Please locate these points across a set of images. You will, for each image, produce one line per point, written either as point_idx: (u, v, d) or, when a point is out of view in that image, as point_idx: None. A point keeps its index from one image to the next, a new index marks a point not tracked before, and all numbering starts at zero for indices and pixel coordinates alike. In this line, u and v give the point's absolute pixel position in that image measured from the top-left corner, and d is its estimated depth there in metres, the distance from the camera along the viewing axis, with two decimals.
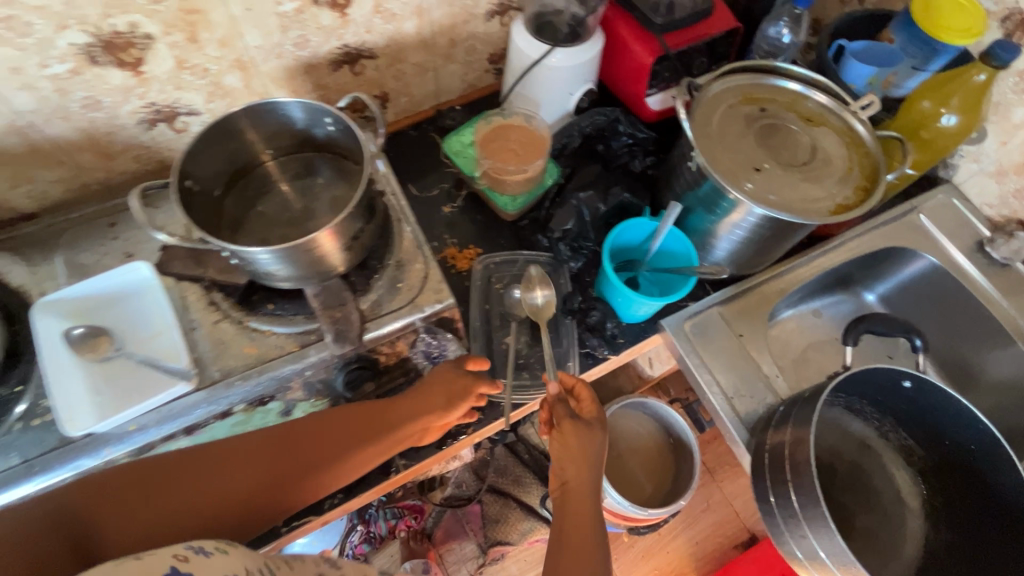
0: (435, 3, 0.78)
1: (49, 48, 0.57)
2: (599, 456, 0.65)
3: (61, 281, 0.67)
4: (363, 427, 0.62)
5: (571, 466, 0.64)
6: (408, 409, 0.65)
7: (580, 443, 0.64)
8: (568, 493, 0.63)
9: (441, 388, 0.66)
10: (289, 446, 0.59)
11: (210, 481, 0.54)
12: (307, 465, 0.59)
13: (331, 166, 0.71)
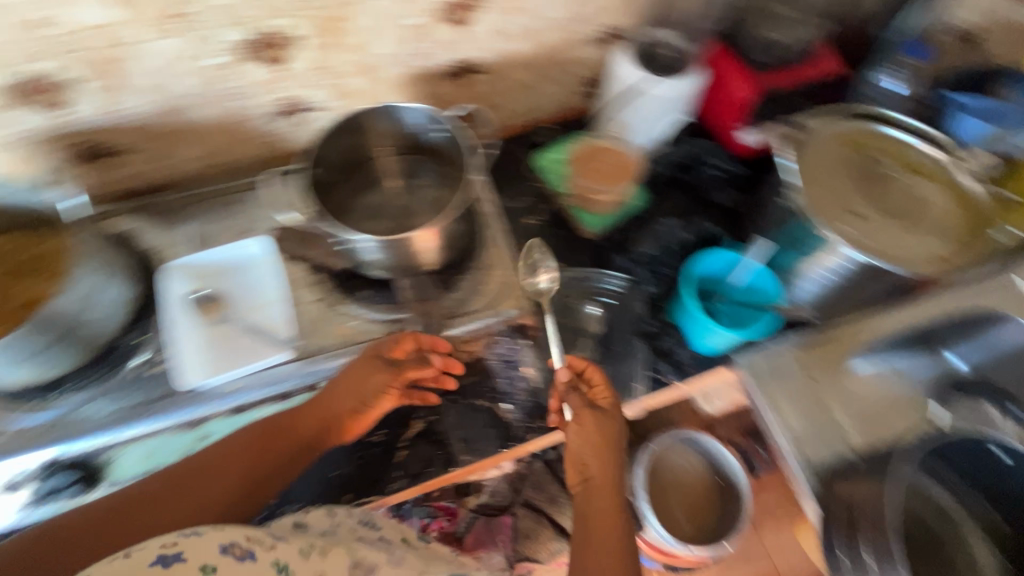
0: (546, 27, 0.82)
1: (214, 43, 0.64)
2: (618, 447, 0.67)
3: (186, 247, 0.74)
4: (306, 418, 0.65)
5: (595, 460, 0.65)
6: (334, 395, 0.66)
7: (600, 435, 0.66)
8: (591, 486, 0.64)
9: (363, 374, 0.66)
10: (252, 448, 0.63)
11: (191, 480, 0.58)
12: (271, 459, 0.63)
13: (435, 170, 0.76)
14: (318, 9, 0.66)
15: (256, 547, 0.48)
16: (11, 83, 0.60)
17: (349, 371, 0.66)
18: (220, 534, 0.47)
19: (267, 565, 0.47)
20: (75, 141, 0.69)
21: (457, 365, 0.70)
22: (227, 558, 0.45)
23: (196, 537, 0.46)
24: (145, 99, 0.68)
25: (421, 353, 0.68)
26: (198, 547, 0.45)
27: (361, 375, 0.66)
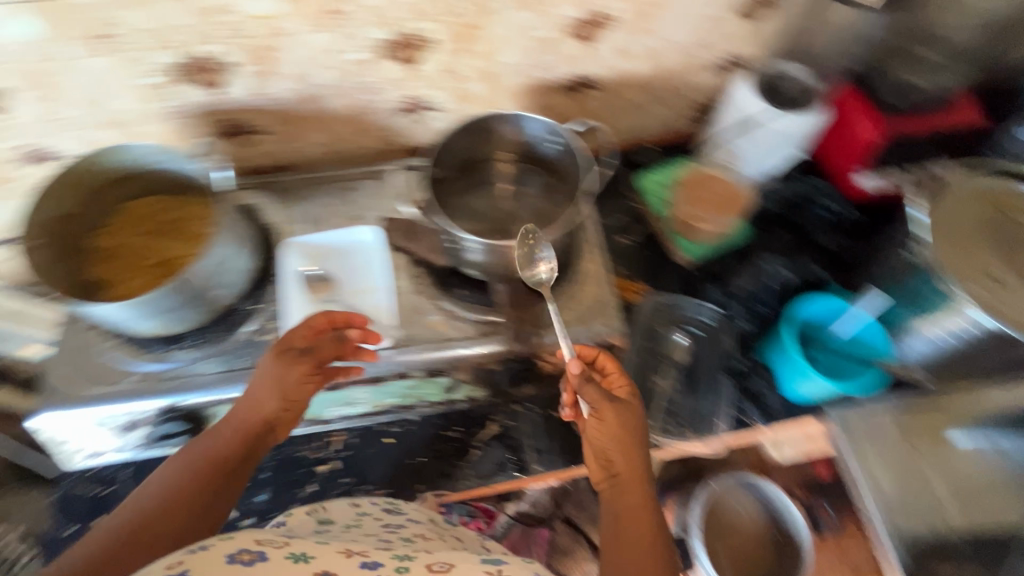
0: (669, 50, 0.82)
1: (361, 39, 0.68)
2: (642, 433, 0.60)
3: (302, 226, 0.79)
4: (245, 420, 0.59)
5: (621, 457, 0.58)
6: (263, 393, 0.60)
7: (624, 424, 0.58)
8: (619, 484, 0.57)
9: (284, 366, 0.60)
10: (200, 470, 0.56)
11: (150, 519, 0.51)
12: (223, 472, 0.56)
13: (542, 180, 0.78)
14: (459, 15, 0.69)
15: (266, 547, 0.45)
16: (181, 61, 0.66)
17: (270, 368, 0.60)
18: (227, 544, 0.43)
19: (281, 560, 0.43)
20: (220, 118, 0.75)
21: (376, 336, 0.66)
22: (235, 566, 0.41)
23: (203, 551, 0.42)
24: (287, 86, 0.73)
25: (335, 330, 0.64)
26: (201, 561, 0.41)
27: (283, 370, 0.60)
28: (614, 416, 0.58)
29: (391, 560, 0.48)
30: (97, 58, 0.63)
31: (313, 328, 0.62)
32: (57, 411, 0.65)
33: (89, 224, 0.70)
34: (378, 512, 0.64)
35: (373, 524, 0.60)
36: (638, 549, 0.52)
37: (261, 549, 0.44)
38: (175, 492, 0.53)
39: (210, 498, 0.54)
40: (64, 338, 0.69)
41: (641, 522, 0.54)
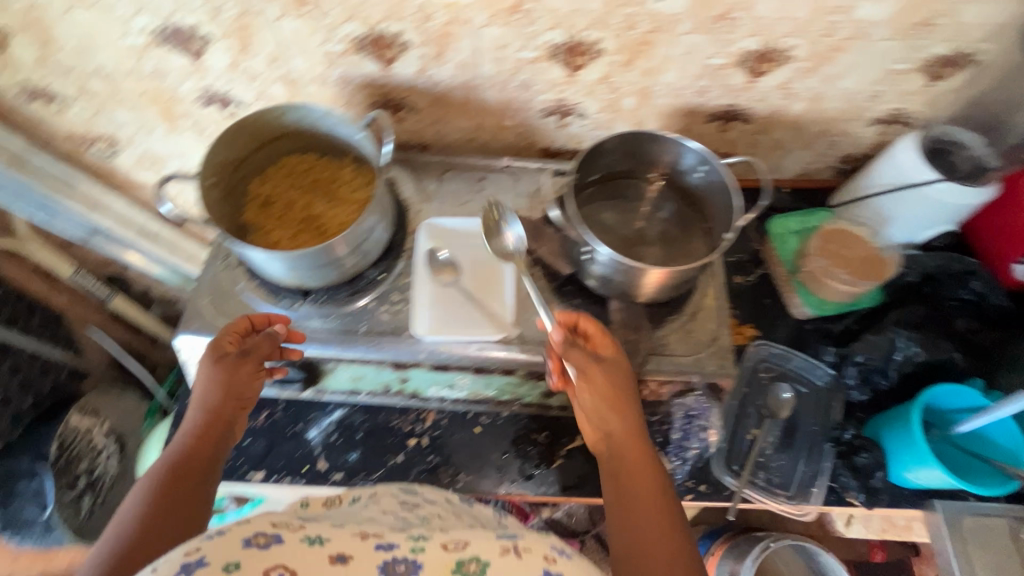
0: (835, 96, 0.78)
1: (533, 39, 0.69)
2: (630, 387, 0.65)
3: (432, 207, 0.81)
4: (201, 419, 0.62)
5: (616, 419, 0.63)
6: (213, 393, 0.63)
7: (612, 381, 0.63)
8: (619, 447, 0.63)
9: (227, 366, 0.64)
10: (165, 472, 0.58)
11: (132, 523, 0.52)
12: (188, 469, 0.59)
13: (675, 205, 0.77)
14: (636, 31, 0.68)
15: (282, 530, 0.47)
16: (362, 34, 0.69)
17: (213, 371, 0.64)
18: (244, 527, 0.45)
19: (296, 542, 0.46)
20: (378, 92, 0.78)
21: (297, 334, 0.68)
22: (249, 551, 0.42)
23: (219, 536, 0.44)
24: (450, 73, 0.75)
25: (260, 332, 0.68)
26: (216, 549, 0.42)
27: (227, 371, 0.64)
28: (599, 376, 0.63)
29: (406, 541, 0.48)
30: (291, 21, 0.67)
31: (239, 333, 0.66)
32: (190, 339, 0.70)
33: (250, 171, 0.75)
34: (394, 490, 0.66)
35: (392, 501, 0.63)
36: (640, 504, 0.58)
37: (276, 533, 0.46)
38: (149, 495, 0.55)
39: (185, 491, 0.57)
40: (207, 275, 0.74)
41: (643, 479, 0.60)
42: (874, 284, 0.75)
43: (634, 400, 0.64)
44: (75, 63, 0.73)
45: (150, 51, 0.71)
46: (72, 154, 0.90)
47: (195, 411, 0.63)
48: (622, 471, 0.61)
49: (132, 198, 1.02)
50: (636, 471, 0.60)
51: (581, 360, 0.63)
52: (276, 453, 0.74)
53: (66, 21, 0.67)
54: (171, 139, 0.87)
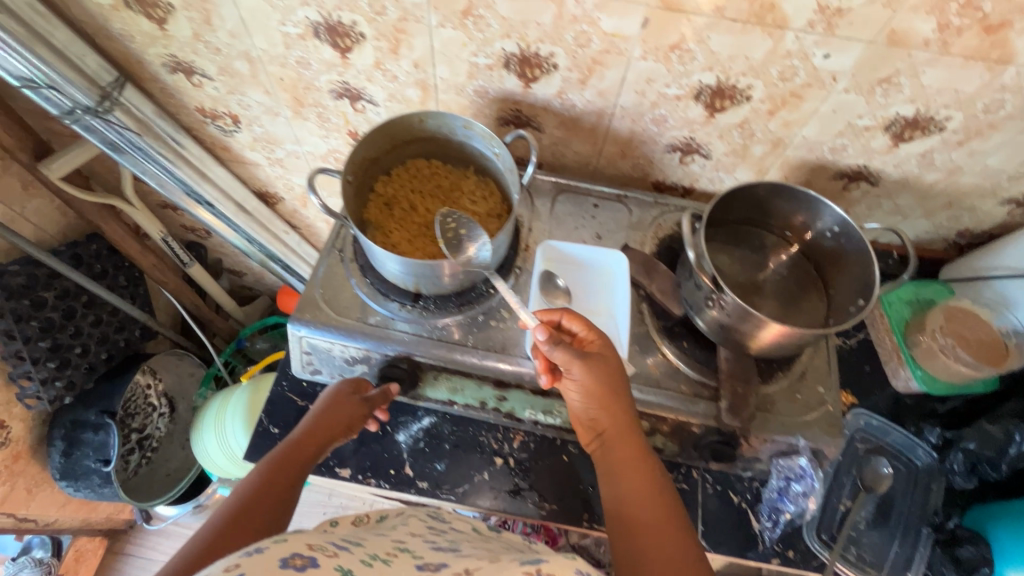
0: (975, 171, 0.76)
1: (683, 77, 0.69)
2: (621, 380, 0.61)
3: (543, 228, 0.81)
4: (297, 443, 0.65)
5: (611, 421, 0.60)
6: (316, 423, 0.67)
7: (598, 375, 0.60)
8: (621, 459, 0.59)
9: (340, 403, 0.69)
10: (261, 475, 0.60)
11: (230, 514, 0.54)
12: (281, 479, 0.61)
13: (794, 260, 0.75)
14: (790, 83, 0.67)
15: (318, 554, 0.43)
16: (513, 52, 0.69)
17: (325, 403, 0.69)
18: (281, 548, 0.41)
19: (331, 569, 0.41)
20: (510, 108, 0.78)
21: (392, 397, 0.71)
22: (288, 571, 0.39)
23: (257, 556, 0.40)
24: (587, 99, 0.75)
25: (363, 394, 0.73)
26: (255, 565, 0.39)
27: (335, 409, 0.68)
28: (582, 375, 0.60)
29: None
30: (448, 30, 0.68)
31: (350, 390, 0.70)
32: (300, 330, 0.70)
33: (377, 169, 0.76)
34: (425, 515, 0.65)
35: (420, 525, 0.62)
36: (652, 525, 0.53)
37: (313, 556, 0.42)
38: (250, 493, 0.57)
39: (275, 498, 0.58)
40: (321, 269, 0.75)
41: (647, 495, 0.56)
42: (994, 372, 0.73)
43: (624, 391, 0.61)
44: (227, 44, 0.75)
45: (302, 41, 0.73)
46: (194, 126, 0.92)
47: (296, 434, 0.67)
48: (619, 481, 0.58)
49: (236, 175, 1.04)
50: (636, 485, 0.57)
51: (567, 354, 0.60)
52: (365, 452, 0.74)
53: (233, 3, 0.69)
54: (292, 125, 0.89)
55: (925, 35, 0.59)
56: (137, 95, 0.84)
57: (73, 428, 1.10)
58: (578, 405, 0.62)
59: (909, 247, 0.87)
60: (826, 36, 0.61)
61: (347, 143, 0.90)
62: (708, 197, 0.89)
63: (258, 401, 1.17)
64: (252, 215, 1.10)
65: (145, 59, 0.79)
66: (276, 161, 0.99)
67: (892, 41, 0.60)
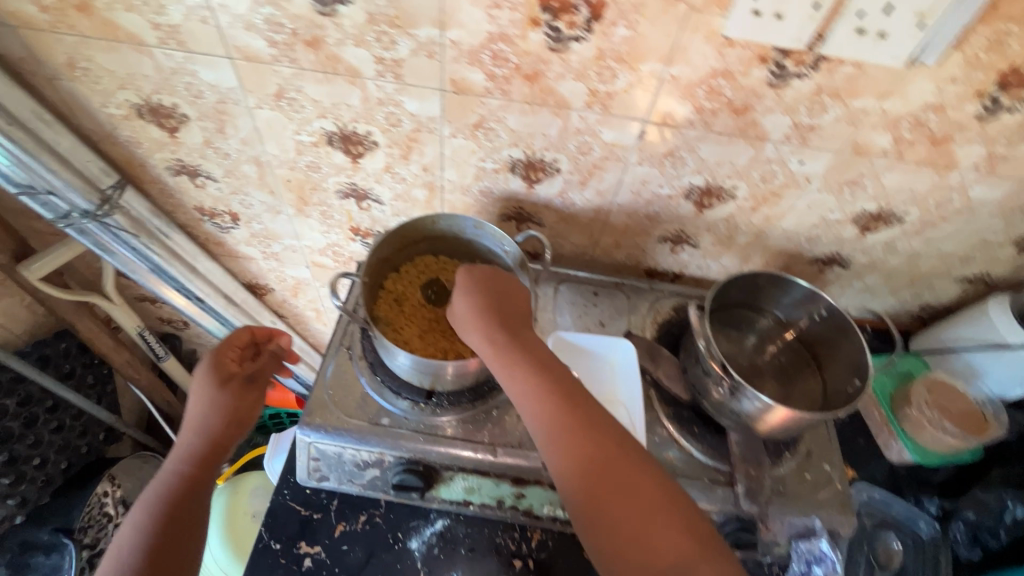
0: (932, 256, 0.85)
1: (676, 180, 0.75)
2: (503, 300, 0.67)
3: (550, 317, 0.84)
4: (199, 436, 0.66)
5: (501, 346, 0.63)
6: (214, 416, 0.67)
7: (477, 307, 0.66)
8: (526, 379, 0.61)
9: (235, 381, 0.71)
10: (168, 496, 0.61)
11: (154, 534, 0.57)
12: (191, 479, 0.63)
13: (787, 341, 0.80)
14: (770, 184, 0.75)
15: None
16: (519, 158, 0.74)
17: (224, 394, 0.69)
18: None
19: None
20: (513, 205, 0.83)
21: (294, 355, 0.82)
22: None
23: None
24: (586, 198, 0.80)
25: (259, 346, 0.77)
26: None
27: (229, 392, 0.69)
28: (465, 304, 0.66)
29: None
30: (460, 139, 0.72)
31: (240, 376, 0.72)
32: (309, 435, 0.68)
33: (387, 265, 0.78)
34: None
35: None
36: (596, 451, 0.56)
37: None
38: (162, 504, 0.60)
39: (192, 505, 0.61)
40: (329, 368, 0.74)
41: (573, 415, 0.58)
42: (978, 442, 0.77)
43: (500, 302, 0.67)
44: (237, 150, 0.77)
45: (315, 148, 0.76)
46: (190, 224, 0.92)
47: (191, 427, 0.66)
48: (540, 409, 0.59)
49: (227, 268, 1.03)
50: (557, 410, 0.58)
51: (460, 294, 0.67)
52: (376, 563, 0.70)
53: (250, 115, 0.72)
54: (293, 222, 0.90)
55: (883, 146, 0.68)
56: (137, 196, 0.84)
57: (23, 551, 1.00)
58: (473, 342, 0.65)
59: (886, 320, 0.95)
60: (801, 147, 0.69)
61: (348, 238, 0.92)
62: (696, 282, 0.94)
63: (240, 502, 1.09)
64: (240, 307, 1.08)
65: (149, 163, 0.80)
66: (271, 255, 0.98)
67: (857, 151, 0.69)
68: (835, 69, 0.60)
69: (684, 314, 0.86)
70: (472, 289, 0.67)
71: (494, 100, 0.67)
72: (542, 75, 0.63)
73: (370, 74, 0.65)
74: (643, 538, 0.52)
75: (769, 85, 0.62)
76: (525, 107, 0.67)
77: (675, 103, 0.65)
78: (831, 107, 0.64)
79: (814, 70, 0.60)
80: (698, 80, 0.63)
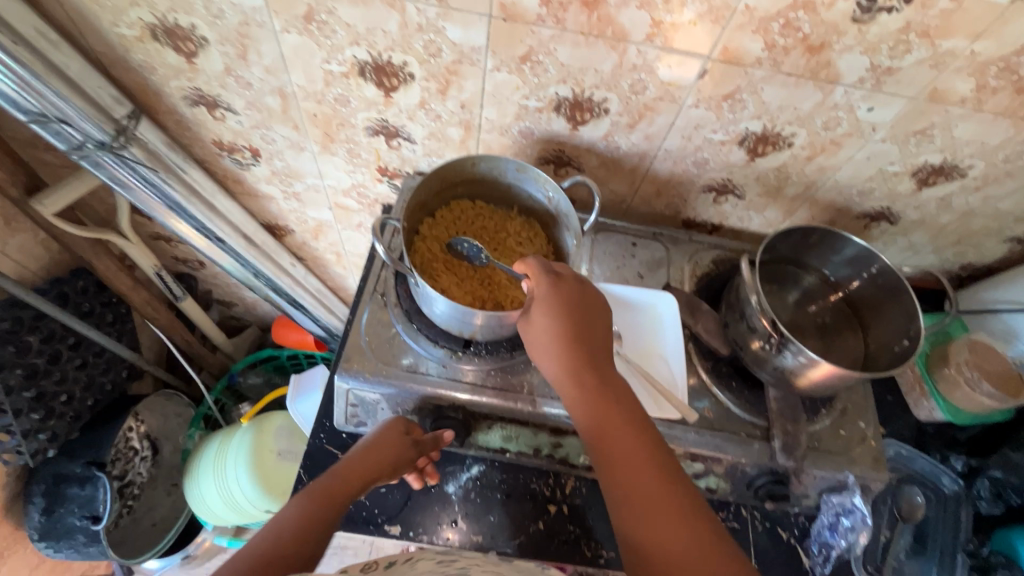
0: (986, 213, 0.81)
1: (731, 125, 0.70)
2: (585, 331, 0.60)
3: (587, 268, 0.82)
4: (354, 461, 0.64)
5: (579, 390, 0.58)
6: (373, 451, 0.64)
7: (553, 337, 0.59)
8: (602, 433, 0.56)
9: (392, 432, 0.66)
10: (313, 503, 0.59)
11: (287, 532, 0.55)
12: (319, 514, 0.58)
13: (829, 299, 0.78)
14: (831, 132, 0.70)
15: None
16: (565, 96, 0.69)
17: (375, 440, 0.65)
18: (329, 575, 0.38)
19: None
20: (553, 148, 0.78)
21: None
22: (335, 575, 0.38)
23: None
24: (632, 143, 0.75)
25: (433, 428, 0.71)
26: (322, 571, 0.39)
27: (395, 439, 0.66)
28: (541, 321, 0.60)
29: None
30: (503, 74, 0.67)
31: (401, 430, 0.67)
32: (347, 382, 0.67)
33: (423, 211, 0.74)
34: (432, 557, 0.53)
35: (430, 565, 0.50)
36: (666, 526, 0.49)
37: None
38: (309, 506, 0.59)
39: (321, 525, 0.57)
40: (364, 314, 0.72)
41: (648, 481, 0.52)
42: (1014, 404, 0.76)
43: (580, 332, 0.60)
44: (260, 79, 0.71)
45: (345, 79, 0.70)
46: (207, 159, 0.87)
47: (353, 453, 0.65)
48: (614, 469, 0.54)
49: (245, 208, 0.99)
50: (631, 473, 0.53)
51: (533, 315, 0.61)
52: (413, 506, 0.71)
53: (275, 40, 0.66)
54: (317, 160, 0.85)
55: (963, 93, 0.63)
56: (152, 128, 0.79)
57: (57, 483, 1.01)
58: (548, 365, 0.60)
59: (925, 280, 0.93)
60: (873, 92, 0.64)
61: (374, 179, 0.88)
62: (735, 235, 0.91)
63: (266, 442, 1.11)
64: (260, 249, 1.05)
65: (164, 91, 0.75)
66: (292, 195, 0.94)
67: (933, 98, 0.64)
68: (931, 2, 0.54)
69: (724, 268, 0.84)
70: (547, 306, 0.60)
71: (547, 30, 0.61)
72: (602, 2, 0.57)
73: None
74: None
75: (853, 20, 0.57)
76: (579, 39, 0.62)
77: (744, 39, 0.60)
78: (916, 47, 0.59)
79: (906, 3, 0.55)
80: (775, 12, 0.57)
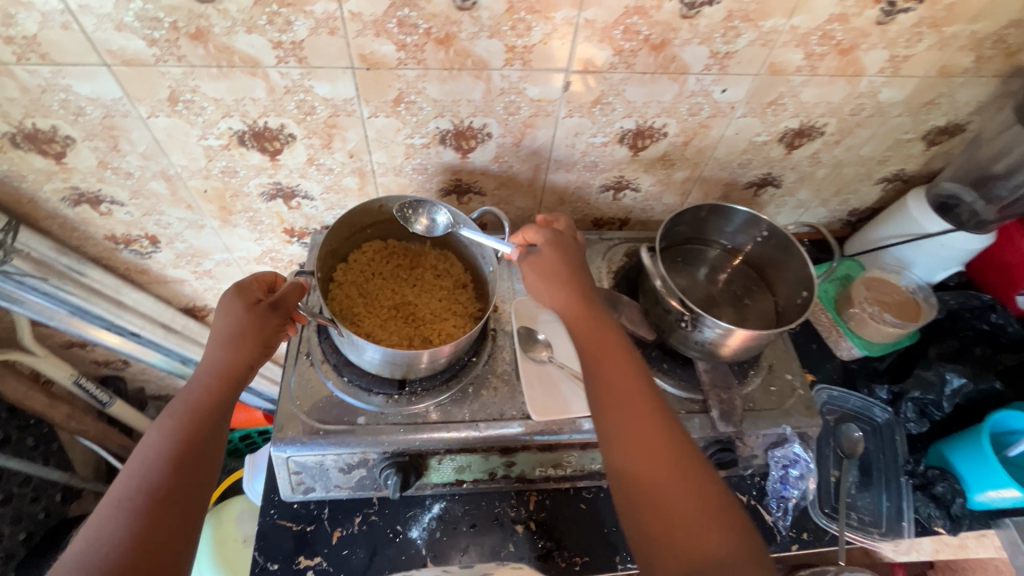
0: (853, 162, 0.88)
1: (608, 126, 0.75)
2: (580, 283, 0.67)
3: (510, 285, 0.84)
4: (221, 354, 0.58)
5: (605, 351, 0.62)
6: (235, 337, 0.58)
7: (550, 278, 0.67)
8: (604, 364, 0.61)
9: (243, 317, 0.59)
10: (182, 431, 0.53)
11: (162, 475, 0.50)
12: (194, 435, 0.53)
13: (736, 268, 0.84)
14: (698, 117, 0.75)
15: None
16: (447, 128, 0.71)
17: (230, 330, 0.58)
18: None
19: None
20: (451, 178, 0.80)
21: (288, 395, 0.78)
22: None
23: None
24: (524, 159, 0.78)
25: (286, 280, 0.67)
26: None
27: (255, 317, 0.59)
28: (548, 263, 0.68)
29: None
30: (381, 118, 0.69)
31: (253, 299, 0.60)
32: (285, 451, 0.65)
33: (335, 258, 0.75)
34: None
35: None
36: (675, 481, 0.52)
37: None
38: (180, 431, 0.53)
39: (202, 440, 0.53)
40: (292, 378, 0.71)
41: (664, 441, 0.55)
42: (917, 326, 0.83)
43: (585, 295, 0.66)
44: (140, 165, 0.70)
45: (226, 151, 0.70)
46: (104, 255, 0.84)
47: (213, 351, 0.58)
48: (632, 426, 0.56)
49: (158, 296, 0.95)
50: (653, 435, 0.55)
51: (528, 277, 0.69)
52: (379, 561, 0.70)
53: (145, 126, 0.65)
54: (220, 235, 0.84)
55: (797, 63, 0.70)
56: (35, 236, 0.76)
57: None
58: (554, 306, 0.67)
59: (820, 231, 1.01)
60: (721, 75, 0.70)
61: (284, 242, 0.87)
62: (643, 224, 0.96)
63: (229, 532, 1.04)
64: (182, 334, 1.01)
65: (40, 196, 0.72)
66: (203, 274, 0.92)
67: (773, 71, 0.70)
68: None
69: (637, 257, 0.88)
70: (552, 253, 0.68)
71: (411, 71, 0.64)
72: (454, 37, 0.61)
73: (271, 61, 0.60)
74: (694, 549, 0.49)
75: (682, 16, 0.62)
76: (443, 74, 0.64)
77: (594, 48, 0.64)
78: (743, 31, 0.65)
79: None
80: (613, 21, 0.62)
